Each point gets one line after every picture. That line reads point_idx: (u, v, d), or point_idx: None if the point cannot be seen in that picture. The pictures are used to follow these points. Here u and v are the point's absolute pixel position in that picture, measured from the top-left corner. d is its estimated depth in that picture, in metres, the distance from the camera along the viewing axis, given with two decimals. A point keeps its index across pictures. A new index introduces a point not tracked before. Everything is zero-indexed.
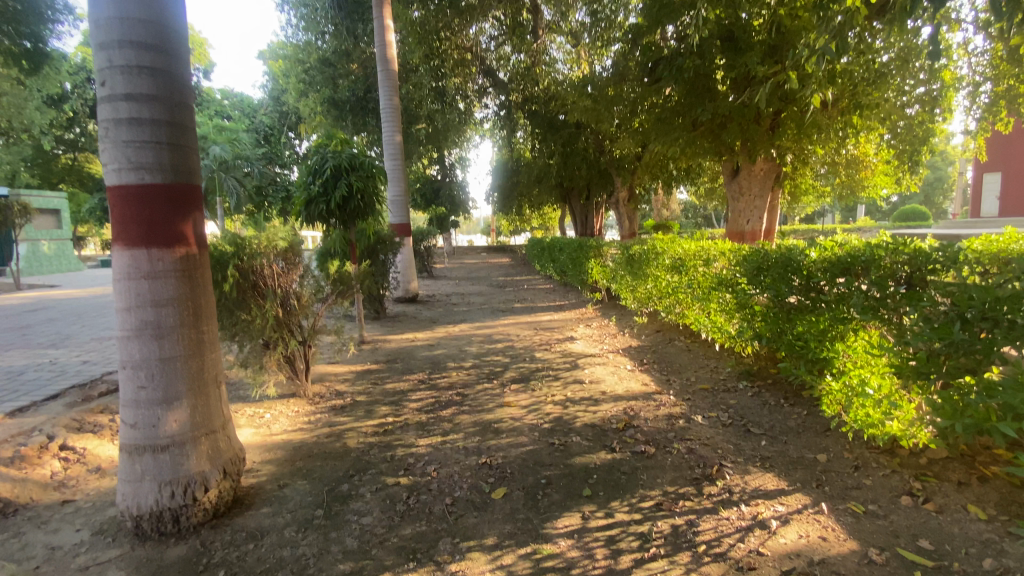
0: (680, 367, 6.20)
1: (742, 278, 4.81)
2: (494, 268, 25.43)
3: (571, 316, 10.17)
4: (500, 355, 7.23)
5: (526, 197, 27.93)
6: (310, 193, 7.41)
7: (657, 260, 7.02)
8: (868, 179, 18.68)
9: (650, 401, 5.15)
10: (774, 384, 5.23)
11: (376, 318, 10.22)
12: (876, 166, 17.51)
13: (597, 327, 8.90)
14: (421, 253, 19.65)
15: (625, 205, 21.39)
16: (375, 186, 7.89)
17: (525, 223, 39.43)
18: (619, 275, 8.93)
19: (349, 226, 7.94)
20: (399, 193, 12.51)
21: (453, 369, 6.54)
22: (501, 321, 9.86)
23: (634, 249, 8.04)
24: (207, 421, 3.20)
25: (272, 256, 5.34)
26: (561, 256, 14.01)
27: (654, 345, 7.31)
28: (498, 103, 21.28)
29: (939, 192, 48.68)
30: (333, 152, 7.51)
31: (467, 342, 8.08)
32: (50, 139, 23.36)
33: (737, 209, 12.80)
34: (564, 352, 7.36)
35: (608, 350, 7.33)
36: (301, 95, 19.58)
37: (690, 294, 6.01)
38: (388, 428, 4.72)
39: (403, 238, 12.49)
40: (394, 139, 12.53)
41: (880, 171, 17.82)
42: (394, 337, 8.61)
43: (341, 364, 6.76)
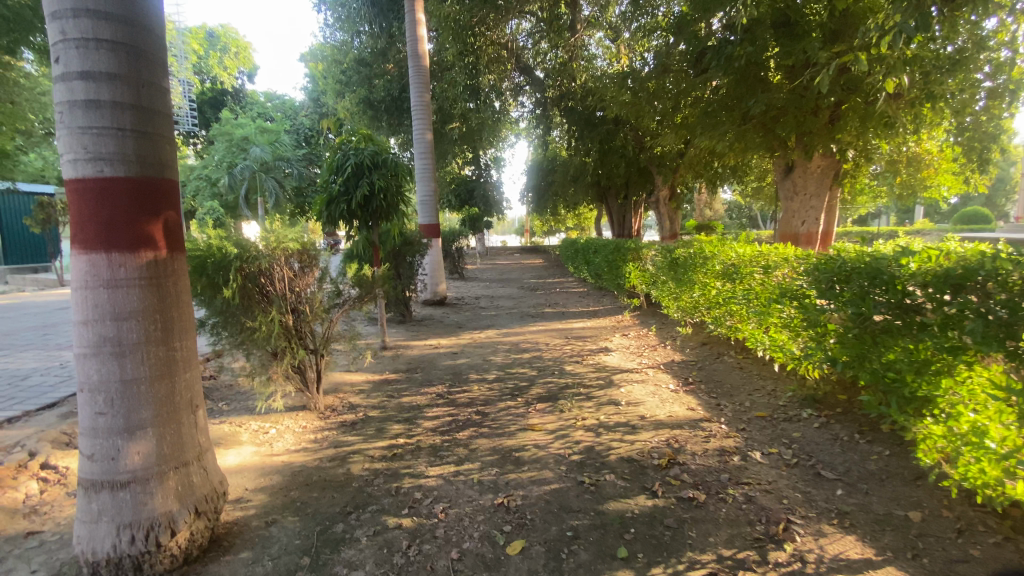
0: (731, 390, 5.46)
1: (812, 289, 4.08)
2: (527, 269, 24.89)
3: (606, 323, 9.48)
4: (527, 367, 6.65)
5: (562, 197, 27.25)
6: (331, 193, 7.04)
7: (707, 266, 6.28)
8: (933, 178, 17.14)
9: (696, 431, 4.47)
10: (845, 414, 4.45)
11: (402, 322, 9.83)
12: (942, 164, 16.01)
13: (635, 337, 8.20)
14: (452, 253, 19.31)
15: (666, 205, 20.39)
16: (400, 185, 7.44)
17: (560, 224, 38.74)
18: (662, 281, 8.20)
19: (372, 227, 7.53)
20: (428, 193, 12.07)
21: (475, 383, 6.02)
22: (531, 328, 9.29)
23: (680, 253, 7.31)
24: (177, 451, 2.81)
25: (281, 260, 4.97)
26: (597, 260, 13.30)
27: (700, 361, 6.58)
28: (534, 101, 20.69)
29: (1009, 193, 45.02)
30: (355, 148, 7.10)
31: (493, 351, 7.55)
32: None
33: (790, 210, 11.77)
34: (597, 365, 6.72)
35: (648, 365, 6.64)
36: (337, 95, 19.58)
37: (745, 306, 5.28)
38: (398, 452, 4.22)
39: (432, 239, 12.08)
40: (425, 137, 12.12)
41: (946, 169, 16.30)
42: (417, 343, 8.17)
43: (357, 374, 6.35)
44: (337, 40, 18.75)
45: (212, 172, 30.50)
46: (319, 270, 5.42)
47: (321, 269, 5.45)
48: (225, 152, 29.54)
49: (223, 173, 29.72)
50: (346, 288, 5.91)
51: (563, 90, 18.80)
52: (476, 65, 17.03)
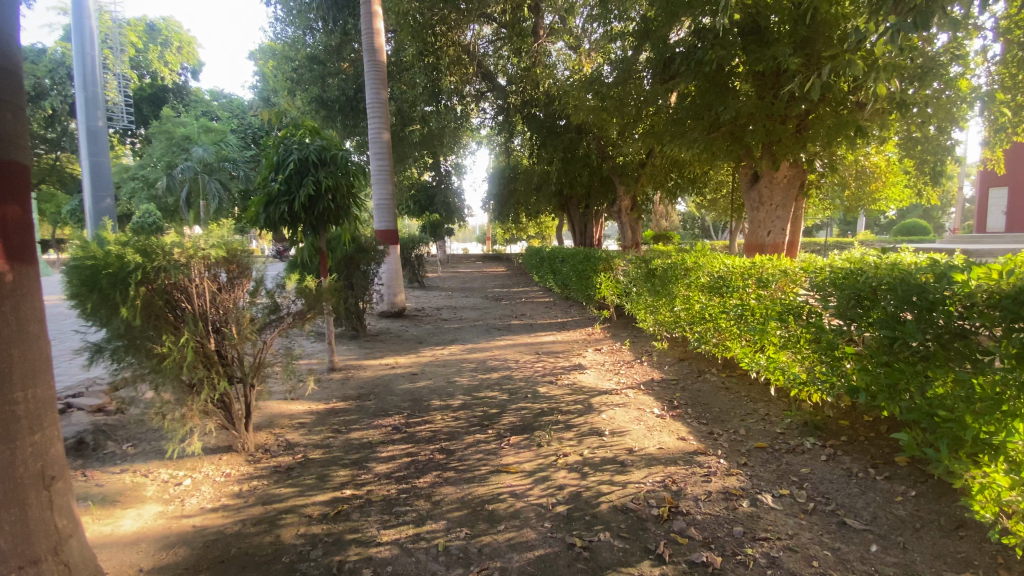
0: (722, 414, 4.96)
1: (825, 306, 3.63)
2: (489, 278, 24.16)
3: (577, 337, 8.94)
4: (495, 390, 5.96)
5: (523, 204, 26.83)
6: (270, 191, 6.16)
7: (689, 276, 5.82)
8: (878, 191, 17.74)
9: (694, 468, 3.90)
10: (853, 444, 4.01)
11: (355, 338, 8.92)
12: (886, 177, 16.60)
13: (609, 353, 7.66)
14: (411, 262, 18.40)
15: (628, 214, 20.18)
16: (352, 185, 6.65)
17: (521, 232, 38.28)
18: (634, 293, 7.73)
19: (319, 232, 6.68)
20: (385, 197, 11.19)
21: (438, 411, 5.27)
22: (497, 343, 8.60)
23: (655, 264, 6.85)
24: (17, 542, 2.08)
25: (201, 271, 4.11)
26: (563, 269, 12.78)
27: (681, 380, 6.08)
28: (495, 107, 19.85)
29: (937, 207, 48.07)
30: (299, 142, 6.28)
31: (457, 370, 6.82)
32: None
33: (757, 219, 11.62)
34: (573, 386, 6.12)
35: (627, 384, 6.08)
36: (288, 95, 18.44)
37: (737, 323, 4.81)
38: (343, 508, 3.44)
39: (387, 247, 11.12)
40: (381, 137, 11.26)
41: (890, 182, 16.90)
42: (371, 362, 7.32)
43: (299, 403, 5.47)
44: (288, 37, 17.66)
45: (150, 174, 28.35)
46: (251, 282, 4.59)
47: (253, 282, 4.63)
48: (164, 151, 27.51)
49: (162, 174, 27.65)
50: (285, 303, 5.07)
51: (525, 94, 18.22)
52: (436, 66, 16.31)
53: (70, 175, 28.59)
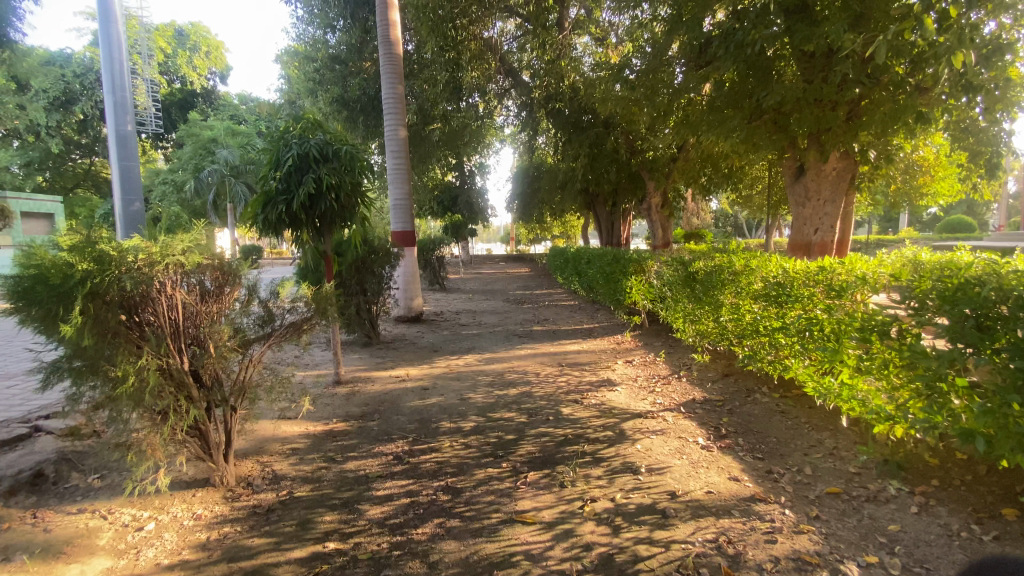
0: (779, 447, 4.21)
1: (917, 324, 2.89)
2: (512, 279, 23.56)
3: (604, 346, 8.21)
4: (513, 410, 5.30)
5: (548, 203, 26.14)
6: (268, 190, 5.64)
7: (738, 282, 5.04)
8: (928, 187, 16.41)
9: (754, 522, 3.16)
10: (951, 492, 3.17)
11: (367, 346, 8.40)
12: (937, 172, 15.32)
13: (641, 365, 6.91)
14: (432, 263, 17.96)
15: (657, 212, 19.21)
16: (358, 183, 6.06)
17: (546, 232, 37.61)
18: (671, 298, 6.95)
19: (323, 234, 6.13)
20: (402, 196, 10.62)
21: (447, 436, 4.64)
22: (518, 352, 7.94)
23: (696, 267, 6.06)
24: None
25: (169, 278, 3.62)
26: (589, 271, 12.03)
27: (727, 401, 5.32)
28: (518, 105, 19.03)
29: (986, 203, 45.24)
30: (299, 136, 5.73)
31: (472, 385, 6.19)
32: (55, 142, 22.62)
33: (802, 216, 10.67)
34: (601, 405, 5.42)
35: (664, 405, 5.34)
36: (310, 96, 18.15)
37: (799, 340, 4.03)
38: (322, 569, 2.84)
39: (404, 250, 10.55)
40: (398, 133, 10.71)
41: (942, 176, 15.58)
42: (380, 374, 6.75)
43: (295, 424, 4.93)
44: (310, 37, 17.40)
45: (180, 178, 28.74)
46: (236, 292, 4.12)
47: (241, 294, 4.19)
48: (192, 154, 27.81)
49: (190, 177, 28.00)
50: (279, 315, 4.57)
51: (550, 88, 17.41)
52: (457, 61, 15.70)
53: (104, 179, 29.19)
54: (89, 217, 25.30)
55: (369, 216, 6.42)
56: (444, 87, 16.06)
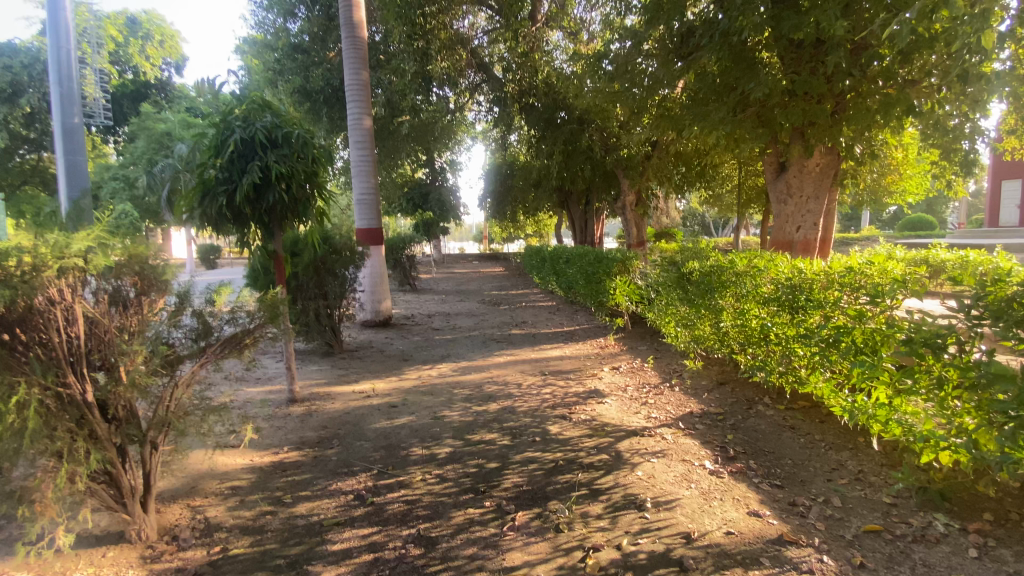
0: (796, 473, 3.74)
1: (1004, 342, 2.44)
2: (486, 279, 22.90)
3: (588, 351, 7.66)
4: (493, 430, 4.68)
5: (521, 201, 25.59)
6: (206, 179, 4.86)
7: (740, 284, 4.57)
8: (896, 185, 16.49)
9: (790, 574, 2.64)
10: (1011, 529, 2.81)
11: (329, 355, 7.63)
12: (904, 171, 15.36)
13: (630, 372, 6.39)
14: (402, 263, 17.18)
15: (633, 211, 18.88)
16: (314, 171, 5.34)
17: (519, 231, 37.09)
18: (657, 300, 6.49)
19: (273, 231, 5.38)
20: (368, 191, 9.83)
21: (417, 466, 3.98)
22: (496, 359, 7.32)
23: (688, 266, 5.58)
24: None
25: (68, 287, 2.87)
26: (568, 270, 11.50)
27: (728, 415, 4.84)
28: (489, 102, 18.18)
29: (942, 202, 46.86)
30: (243, 117, 4.95)
31: (446, 401, 5.52)
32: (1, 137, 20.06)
33: (784, 213, 10.38)
34: (592, 421, 4.86)
35: (661, 420, 4.82)
36: (270, 85, 17.00)
37: (820, 351, 3.57)
38: None
39: (370, 249, 9.77)
40: (362, 122, 9.91)
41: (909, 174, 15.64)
42: (342, 389, 6.01)
43: (237, 457, 4.18)
44: (270, 24, 16.31)
45: (131, 173, 26.92)
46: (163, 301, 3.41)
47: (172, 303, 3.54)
48: (145, 149, 26.14)
49: (142, 172, 26.32)
50: (220, 325, 3.90)
51: (523, 83, 16.66)
52: (426, 51, 14.81)
53: None
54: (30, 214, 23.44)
55: (327, 210, 5.69)
56: (414, 79, 15.22)
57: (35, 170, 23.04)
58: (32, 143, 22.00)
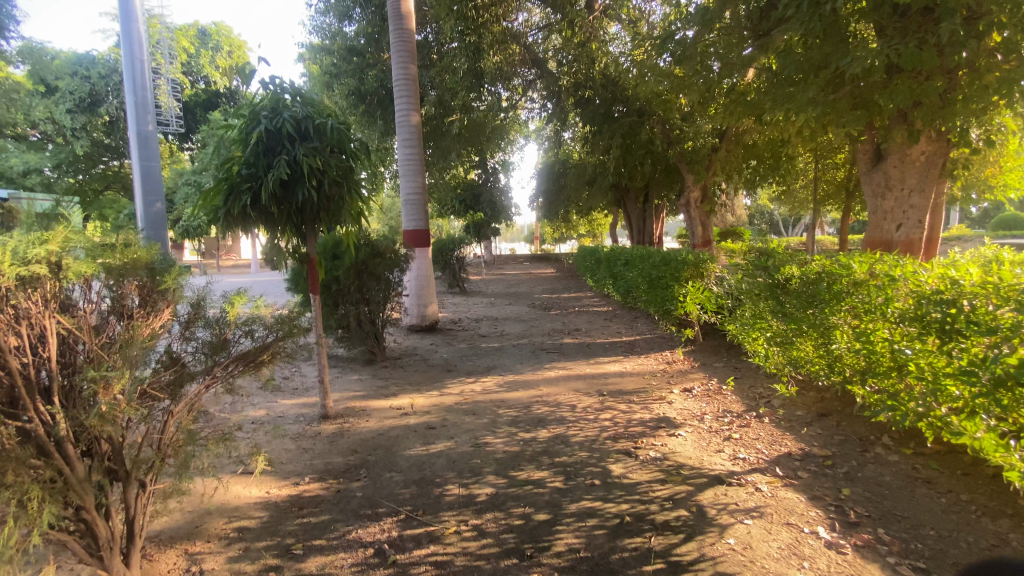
0: (948, 553, 2.77)
1: None
2: (537, 281, 22.20)
3: (654, 367, 6.76)
4: (542, 466, 3.94)
5: (575, 200, 24.70)
6: (229, 176, 4.40)
7: (863, 296, 3.57)
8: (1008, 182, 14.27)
9: None
10: None
11: (371, 364, 7.17)
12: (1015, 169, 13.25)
13: (706, 396, 5.46)
14: (452, 264, 16.80)
15: (697, 208, 17.54)
16: (348, 166, 4.76)
17: (572, 231, 36.15)
18: (741, 312, 5.51)
19: (305, 233, 4.88)
20: (415, 191, 9.37)
21: (452, 513, 3.32)
22: (547, 374, 6.58)
23: (784, 273, 4.59)
24: None
25: (40, 299, 2.46)
26: (627, 274, 10.57)
27: (837, 460, 3.86)
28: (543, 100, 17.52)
29: None
30: (269, 106, 4.46)
31: (490, 424, 4.84)
32: (83, 144, 21.33)
33: (881, 209, 9.02)
34: (665, 460, 4.01)
35: (751, 464, 3.91)
36: (326, 88, 17.01)
37: (988, 394, 2.56)
38: None
39: (417, 251, 9.31)
40: (409, 118, 9.42)
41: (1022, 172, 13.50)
42: (377, 404, 5.47)
43: (252, 488, 3.68)
44: (327, 29, 16.36)
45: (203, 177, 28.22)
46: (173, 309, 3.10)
47: (183, 314, 3.25)
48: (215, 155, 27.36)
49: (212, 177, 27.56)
50: (236, 338, 3.50)
51: (579, 77, 15.84)
52: (478, 47, 14.24)
53: None
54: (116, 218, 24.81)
55: (365, 210, 5.11)
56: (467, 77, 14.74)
57: (116, 176, 24.01)
58: (112, 150, 22.93)
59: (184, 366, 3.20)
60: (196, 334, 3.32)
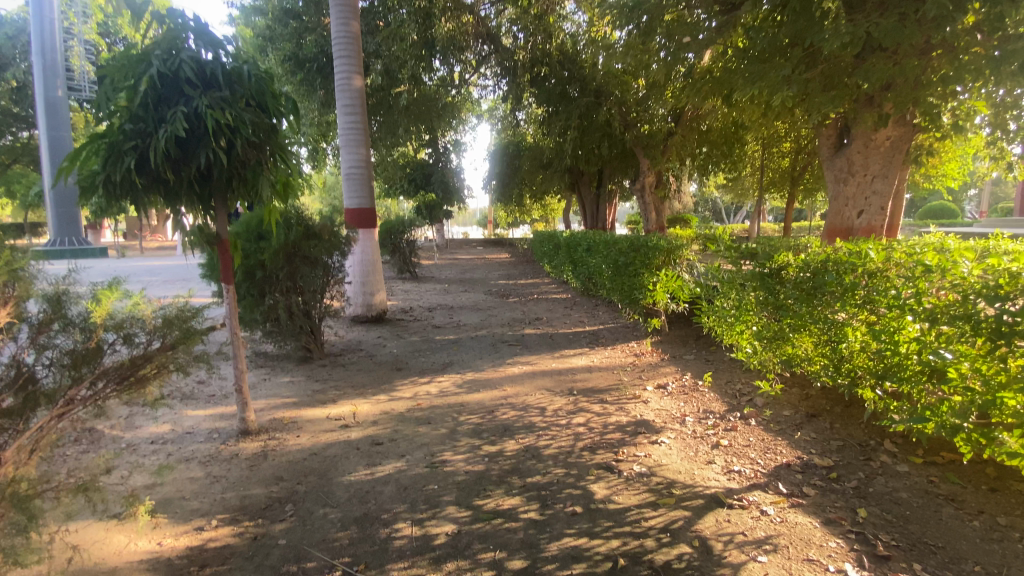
0: None
1: None
2: (491, 266, 21.52)
3: (623, 360, 6.27)
4: (512, 491, 3.29)
5: (529, 183, 24.08)
6: (107, 131, 3.36)
7: (889, 290, 3.11)
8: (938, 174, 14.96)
9: None
10: None
11: (308, 362, 6.26)
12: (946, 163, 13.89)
13: (684, 394, 5.00)
14: (402, 247, 15.80)
15: (652, 193, 17.35)
16: (270, 125, 3.83)
17: (525, 216, 35.60)
18: (720, 304, 5.03)
19: (215, 206, 3.92)
20: (358, 165, 8.38)
21: (404, 565, 2.61)
22: (509, 370, 5.92)
23: (778, 261, 4.10)
24: None
25: None
26: (589, 260, 10.03)
27: (843, 473, 3.51)
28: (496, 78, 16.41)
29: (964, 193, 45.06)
30: (164, 42, 3.43)
31: (447, 435, 4.12)
32: None
33: (842, 195, 8.95)
34: (654, 477, 3.46)
35: (749, 480, 3.44)
36: (261, 54, 15.38)
37: None
38: None
39: (363, 233, 8.38)
40: (352, 82, 8.37)
41: (951, 166, 14.19)
42: (312, 414, 4.63)
43: (137, 539, 2.83)
44: None
45: None
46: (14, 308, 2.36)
47: (32, 315, 2.45)
48: None
49: None
50: (111, 344, 2.66)
51: (535, 51, 14.66)
52: (430, 12, 13.11)
53: None
54: (23, 197, 21.92)
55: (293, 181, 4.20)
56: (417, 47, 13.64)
57: (19, 147, 21.04)
58: (20, 119, 20.11)
59: (33, 386, 2.40)
60: (54, 340, 2.50)
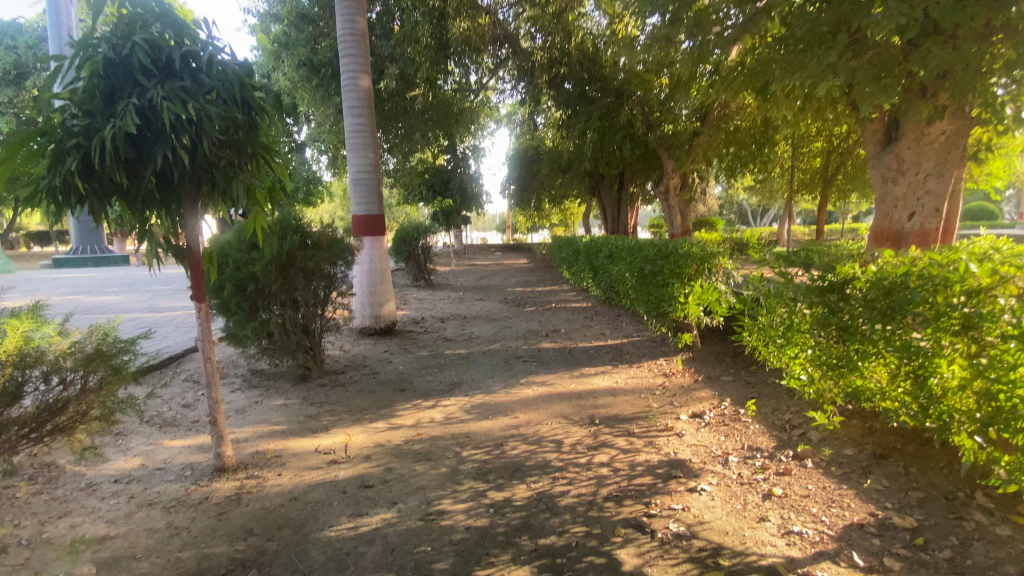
0: None
1: None
2: (510, 272, 20.96)
3: (651, 381, 5.61)
4: (520, 557, 2.71)
5: (549, 187, 23.49)
6: (50, 127, 2.93)
7: (1000, 318, 2.49)
8: (985, 174, 13.89)
9: None
10: None
11: (306, 382, 5.78)
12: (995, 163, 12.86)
13: (724, 425, 4.34)
14: (417, 254, 15.35)
15: (676, 196, 16.59)
16: (244, 121, 3.40)
17: (544, 221, 35.00)
18: (765, 322, 4.36)
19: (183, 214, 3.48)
20: (364, 170, 7.92)
21: None
22: (523, 392, 5.32)
23: (841, 274, 3.44)
24: None
25: None
26: (611, 268, 9.37)
27: (931, 538, 2.81)
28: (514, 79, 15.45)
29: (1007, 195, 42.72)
30: (120, 26, 3.03)
31: (447, 477, 3.55)
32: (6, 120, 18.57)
33: (891, 195, 8.15)
34: (696, 542, 2.82)
35: (814, 546, 2.77)
36: (277, 61, 15.18)
37: None
38: None
39: (369, 241, 7.90)
40: (359, 82, 7.92)
41: (999, 165, 13.15)
42: (299, 446, 4.11)
43: None
44: None
45: None
46: None
47: None
48: None
49: None
50: (34, 381, 2.42)
51: (553, 51, 14.01)
52: (444, 12, 12.62)
53: None
54: None
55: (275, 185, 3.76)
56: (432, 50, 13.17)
57: None
58: None
59: None
60: None
